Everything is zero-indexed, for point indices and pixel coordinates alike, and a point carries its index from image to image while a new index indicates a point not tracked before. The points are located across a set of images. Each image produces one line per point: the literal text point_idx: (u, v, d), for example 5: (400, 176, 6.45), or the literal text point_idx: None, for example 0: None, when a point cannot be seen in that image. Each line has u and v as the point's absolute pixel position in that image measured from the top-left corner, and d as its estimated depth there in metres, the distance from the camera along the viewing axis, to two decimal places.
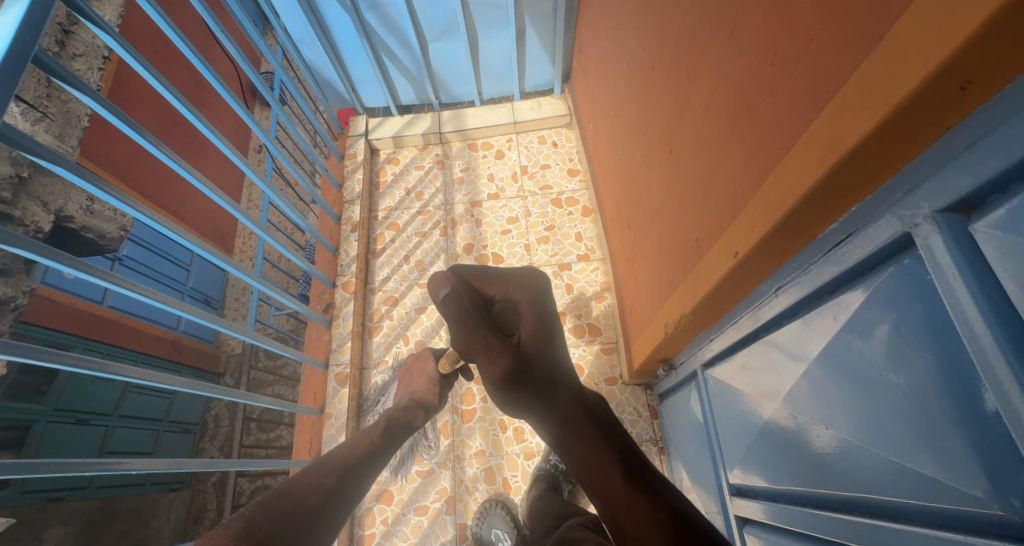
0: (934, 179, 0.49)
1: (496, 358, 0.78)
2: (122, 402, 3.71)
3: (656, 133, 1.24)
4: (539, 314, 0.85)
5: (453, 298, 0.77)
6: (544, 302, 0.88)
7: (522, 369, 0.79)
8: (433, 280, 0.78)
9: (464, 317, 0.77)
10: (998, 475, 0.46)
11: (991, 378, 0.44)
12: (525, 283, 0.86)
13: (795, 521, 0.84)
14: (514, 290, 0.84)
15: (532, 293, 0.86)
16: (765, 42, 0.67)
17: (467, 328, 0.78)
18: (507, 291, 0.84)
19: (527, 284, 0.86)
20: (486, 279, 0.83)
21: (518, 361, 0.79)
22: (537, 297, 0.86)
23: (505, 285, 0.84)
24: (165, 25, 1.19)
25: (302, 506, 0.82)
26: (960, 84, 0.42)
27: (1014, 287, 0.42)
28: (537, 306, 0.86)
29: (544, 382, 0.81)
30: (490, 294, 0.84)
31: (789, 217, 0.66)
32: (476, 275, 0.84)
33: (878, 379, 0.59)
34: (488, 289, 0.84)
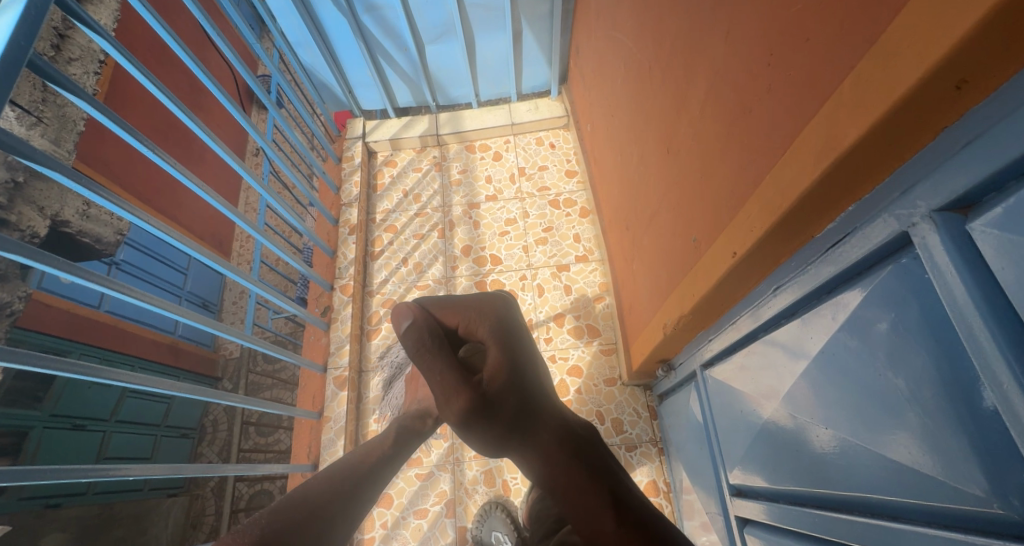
0: (930, 178, 0.50)
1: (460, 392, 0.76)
2: (119, 407, 3.70)
3: (653, 134, 1.24)
4: (507, 342, 0.81)
5: (415, 327, 0.76)
6: (511, 329, 0.84)
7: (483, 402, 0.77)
8: (397, 310, 0.77)
9: (425, 351, 0.76)
10: (998, 474, 0.46)
11: (990, 377, 0.44)
12: (490, 310, 0.83)
13: (795, 521, 0.83)
14: (477, 321, 0.82)
15: (497, 319, 0.82)
16: (761, 43, 0.67)
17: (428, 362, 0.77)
18: (470, 321, 0.81)
19: (489, 310, 0.83)
20: (449, 307, 0.82)
21: (478, 395, 0.76)
22: (501, 323, 0.83)
23: (470, 314, 0.82)
24: (161, 29, 1.19)
25: (319, 512, 0.83)
26: (956, 83, 0.43)
27: (1012, 286, 0.42)
28: (501, 334, 0.82)
29: (508, 415, 0.79)
30: (454, 324, 0.82)
31: (786, 218, 0.66)
32: (436, 305, 0.82)
33: (876, 379, 0.59)
34: (451, 319, 0.82)
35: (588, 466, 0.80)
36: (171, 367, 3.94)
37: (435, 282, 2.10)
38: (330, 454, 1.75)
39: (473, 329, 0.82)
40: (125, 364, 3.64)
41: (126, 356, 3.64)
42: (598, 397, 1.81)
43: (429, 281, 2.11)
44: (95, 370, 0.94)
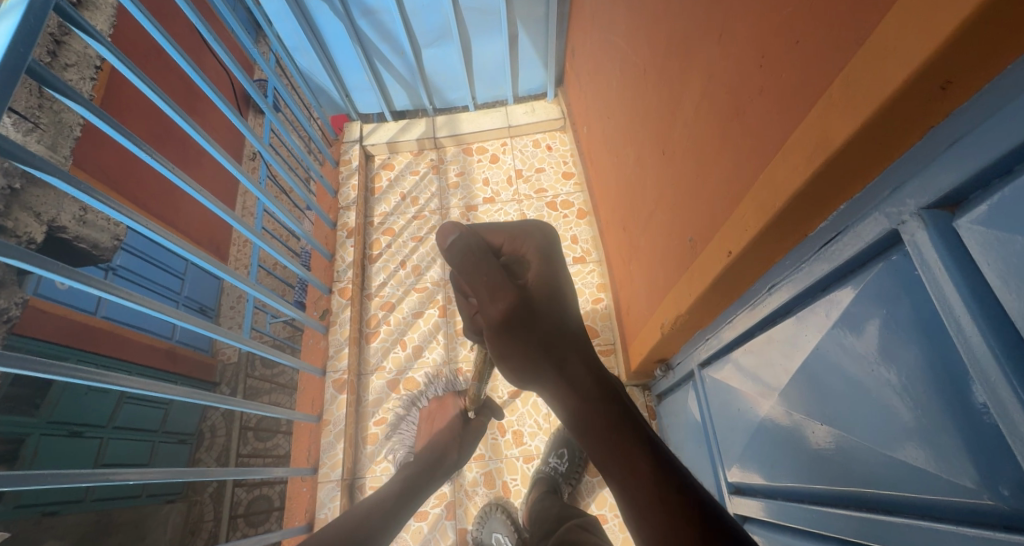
0: (918, 177, 0.51)
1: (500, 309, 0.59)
2: (117, 413, 3.69)
3: (648, 135, 1.25)
4: (555, 257, 0.68)
5: (461, 242, 0.62)
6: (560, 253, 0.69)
7: (528, 315, 0.61)
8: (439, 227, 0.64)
9: (471, 256, 0.61)
10: (988, 464, 0.46)
11: (978, 371, 0.45)
12: (538, 229, 0.69)
13: (793, 517, 0.84)
14: (521, 238, 0.68)
15: (546, 237, 0.69)
16: (752, 45, 0.69)
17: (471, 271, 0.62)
18: (517, 240, 0.68)
19: (538, 233, 0.68)
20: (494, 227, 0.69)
21: (526, 304, 0.60)
22: (549, 244, 0.68)
23: (516, 234, 0.68)
24: (157, 34, 1.19)
25: None
26: (941, 83, 0.44)
27: (998, 280, 0.43)
28: (549, 253, 0.67)
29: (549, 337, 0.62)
30: (497, 245, 0.69)
31: (781, 215, 0.67)
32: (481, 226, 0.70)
33: (870, 375, 0.60)
34: (495, 238, 0.69)
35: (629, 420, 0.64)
36: (168, 372, 3.94)
37: (433, 284, 2.11)
38: (329, 458, 1.76)
39: (518, 248, 0.68)
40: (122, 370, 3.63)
41: (123, 362, 3.63)
42: None
43: (428, 283, 2.11)
44: (94, 374, 0.94)
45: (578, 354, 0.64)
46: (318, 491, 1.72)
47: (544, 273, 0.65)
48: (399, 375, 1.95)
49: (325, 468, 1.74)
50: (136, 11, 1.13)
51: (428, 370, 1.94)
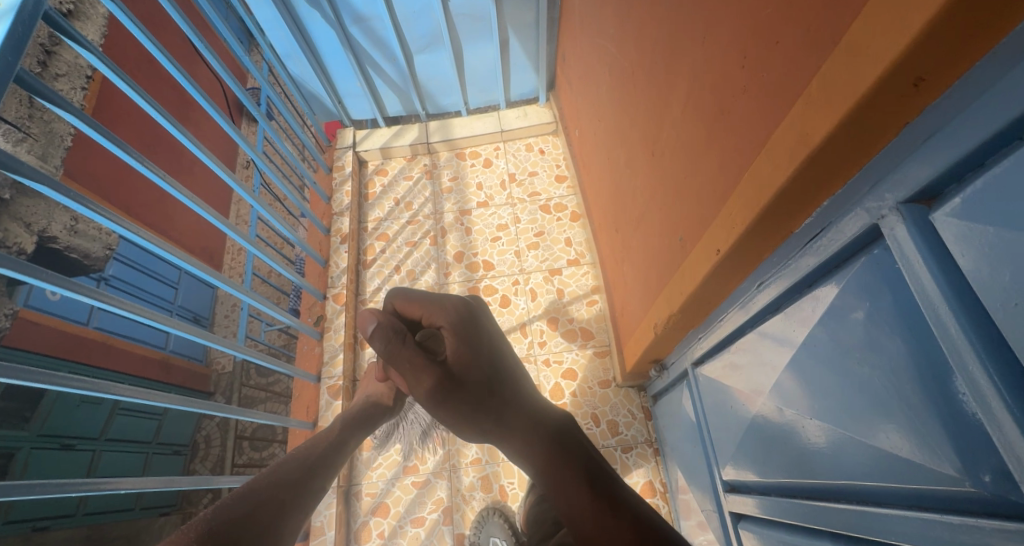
0: (897, 173, 0.52)
1: (424, 378, 0.84)
2: (109, 425, 3.66)
3: (638, 137, 1.26)
4: (465, 319, 0.86)
5: (379, 331, 0.88)
6: (475, 313, 0.88)
7: (453, 383, 0.83)
8: (362, 317, 0.90)
9: (391, 344, 0.87)
10: (969, 451, 0.47)
11: (958, 363, 0.46)
12: (448, 302, 0.88)
13: (786, 512, 0.85)
14: (437, 311, 0.88)
15: (456, 305, 0.88)
16: (734, 46, 0.70)
17: (398, 358, 0.87)
18: (430, 313, 0.89)
19: (446, 305, 0.88)
20: (410, 302, 0.91)
21: (443, 373, 0.83)
22: (456, 309, 0.87)
23: (430, 307, 0.89)
24: (149, 44, 1.20)
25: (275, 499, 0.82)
26: (913, 81, 0.45)
27: (974, 272, 0.44)
28: (458, 318, 0.86)
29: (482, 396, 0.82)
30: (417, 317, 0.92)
31: (766, 213, 0.68)
32: (402, 301, 0.92)
33: (856, 368, 0.60)
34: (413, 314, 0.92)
35: (564, 450, 0.76)
36: (162, 382, 3.91)
37: (428, 289, 2.10)
38: None
39: (433, 319, 0.89)
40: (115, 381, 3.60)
41: (116, 373, 3.60)
42: (594, 400, 1.82)
43: (423, 287, 2.11)
44: (87, 384, 0.94)
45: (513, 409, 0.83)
46: None
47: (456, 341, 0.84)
48: None
49: None
50: (125, 20, 1.13)
51: None
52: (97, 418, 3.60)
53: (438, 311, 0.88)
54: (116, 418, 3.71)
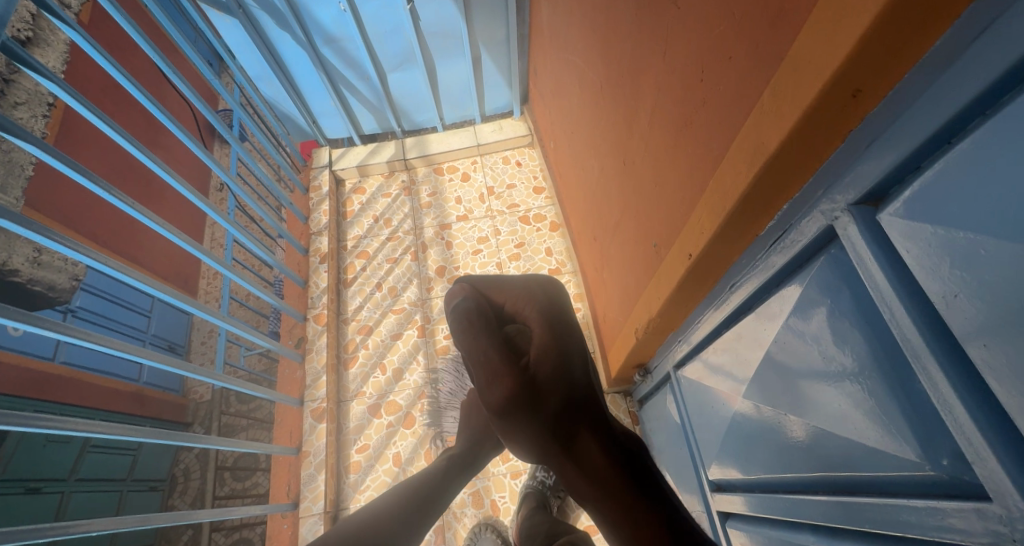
0: (849, 174, 0.54)
1: (499, 379, 0.62)
2: (79, 464, 3.52)
3: (610, 146, 1.30)
4: (564, 324, 0.71)
5: (461, 309, 0.70)
6: (557, 297, 0.76)
7: (533, 387, 0.62)
8: (448, 292, 0.75)
9: (466, 327, 0.68)
10: (923, 434, 0.49)
11: (908, 348, 0.47)
12: (534, 291, 0.74)
13: (770, 507, 0.85)
14: (530, 295, 0.74)
15: (544, 293, 0.75)
16: (692, 61, 0.73)
17: (467, 341, 0.67)
18: (518, 299, 0.74)
19: (535, 294, 0.74)
20: (497, 285, 0.76)
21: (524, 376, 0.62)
22: (552, 301, 0.74)
23: (517, 292, 0.74)
24: (115, 71, 1.19)
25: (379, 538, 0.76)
26: (851, 92, 0.48)
27: (917, 266, 0.46)
28: (550, 307, 0.73)
29: (560, 404, 0.62)
30: (500, 304, 0.75)
31: (732, 217, 0.71)
32: (487, 285, 0.78)
33: (824, 362, 0.62)
34: (499, 298, 0.76)
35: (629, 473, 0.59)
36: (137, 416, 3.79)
37: (411, 305, 2.10)
38: (311, 491, 1.71)
39: (519, 310, 0.74)
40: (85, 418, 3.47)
41: (86, 410, 3.48)
42: None
43: (405, 304, 2.11)
44: (53, 422, 0.91)
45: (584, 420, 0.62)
46: (300, 526, 1.68)
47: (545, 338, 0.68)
48: (380, 399, 1.93)
49: (307, 502, 1.70)
50: (91, 50, 1.13)
51: (410, 392, 1.92)
52: (67, 457, 3.45)
53: (534, 301, 0.73)
54: (86, 456, 3.57)
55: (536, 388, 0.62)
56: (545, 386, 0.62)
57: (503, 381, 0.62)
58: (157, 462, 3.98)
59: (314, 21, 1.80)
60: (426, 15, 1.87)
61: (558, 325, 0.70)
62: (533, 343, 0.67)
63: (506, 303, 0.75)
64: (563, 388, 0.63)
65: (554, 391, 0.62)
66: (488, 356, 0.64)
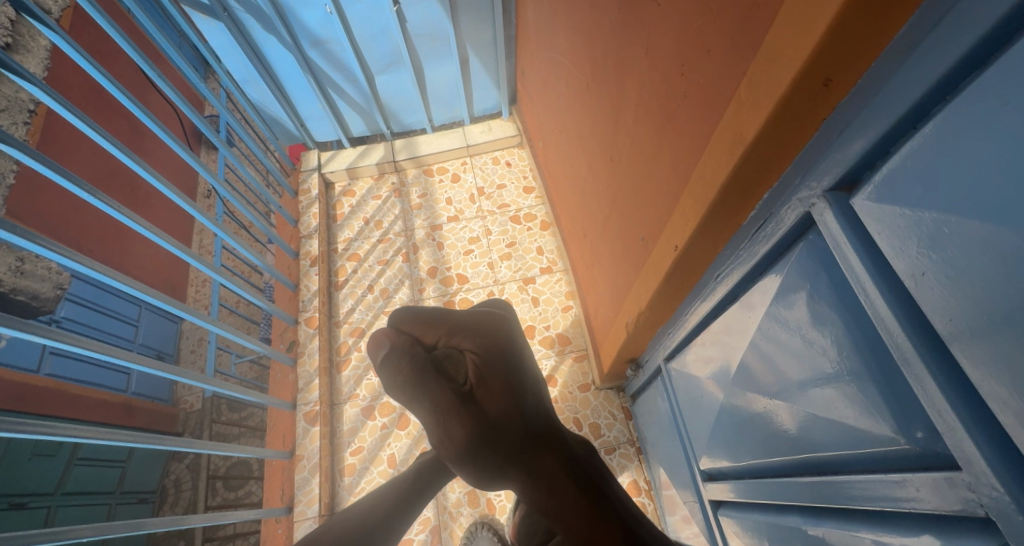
0: (824, 162, 0.56)
1: (452, 422, 0.74)
2: (66, 478, 3.46)
3: (597, 143, 1.31)
4: (501, 351, 0.81)
5: (392, 351, 0.78)
6: (492, 323, 0.85)
7: (482, 425, 0.74)
8: (374, 337, 0.79)
9: (410, 371, 0.76)
10: (898, 410, 0.50)
11: (882, 327, 0.49)
12: (469, 325, 0.82)
13: (759, 493, 0.87)
14: (461, 330, 0.81)
15: (476, 324, 0.83)
16: (673, 55, 0.75)
17: (414, 384, 0.76)
18: (451, 333, 0.81)
19: (471, 327, 0.82)
20: (429, 322, 0.82)
21: (474, 417, 0.74)
22: (486, 328, 0.83)
23: (452, 328, 0.81)
24: (99, 75, 1.18)
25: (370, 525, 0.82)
26: (823, 81, 0.50)
27: (888, 247, 0.48)
28: (485, 338, 0.81)
29: (506, 433, 0.74)
30: (430, 343, 0.82)
31: (714, 207, 0.73)
32: (421, 322, 0.83)
33: (804, 346, 0.64)
34: (430, 336, 0.82)
35: (572, 473, 0.71)
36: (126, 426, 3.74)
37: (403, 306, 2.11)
38: (305, 494, 1.71)
39: (455, 341, 0.81)
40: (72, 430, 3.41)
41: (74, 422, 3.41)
42: (575, 404, 1.84)
43: (397, 305, 2.11)
44: (37, 428, 0.89)
45: (532, 443, 0.75)
46: (294, 530, 1.67)
47: (483, 371, 0.77)
48: (374, 401, 1.93)
49: (301, 506, 1.69)
50: (74, 53, 1.12)
51: None
52: (54, 471, 3.39)
53: (469, 335, 0.81)
54: (74, 469, 3.51)
55: (487, 426, 0.74)
56: (497, 423, 0.75)
57: (456, 424, 0.74)
58: (148, 473, 3.92)
59: (300, 23, 1.80)
60: (413, 16, 1.88)
61: (495, 355, 0.79)
62: (471, 376, 0.77)
63: (438, 341, 0.81)
64: (507, 422, 0.75)
65: (502, 427, 0.75)
66: (441, 401, 0.74)
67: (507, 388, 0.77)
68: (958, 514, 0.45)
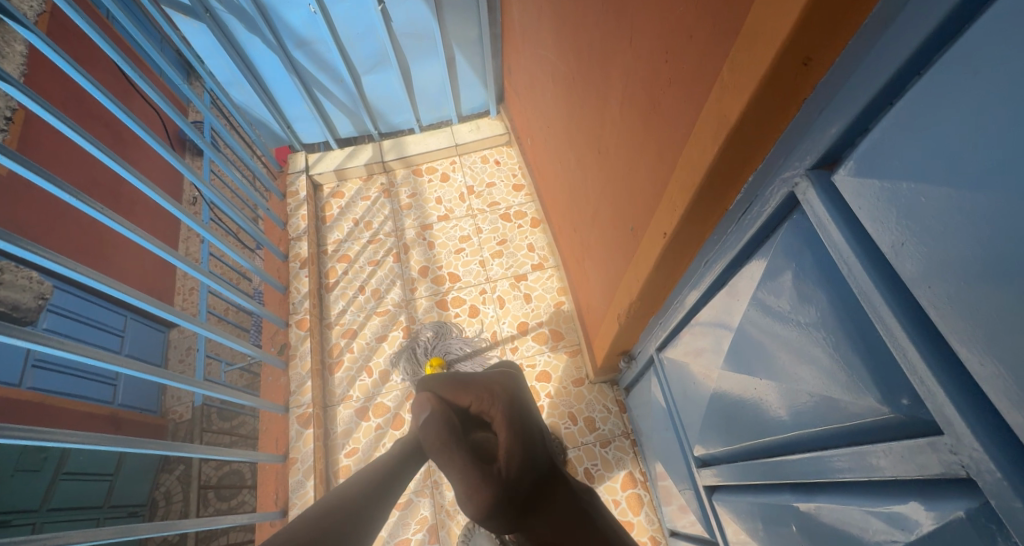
0: (806, 142, 0.57)
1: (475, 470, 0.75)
2: (50, 494, 3.35)
3: (584, 137, 1.32)
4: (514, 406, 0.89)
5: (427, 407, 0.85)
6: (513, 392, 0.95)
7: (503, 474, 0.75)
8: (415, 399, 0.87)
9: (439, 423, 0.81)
10: (883, 380, 0.51)
11: (865, 299, 0.50)
12: (496, 389, 0.92)
13: (751, 475, 0.87)
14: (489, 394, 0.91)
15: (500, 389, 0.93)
16: (657, 44, 0.76)
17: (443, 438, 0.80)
18: (480, 398, 0.90)
19: (497, 391, 0.92)
20: (461, 387, 0.93)
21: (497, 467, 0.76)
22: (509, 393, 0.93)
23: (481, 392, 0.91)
24: (80, 77, 1.17)
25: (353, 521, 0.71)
26: (802, 60, 0.51)
27: (870, 220, 0.49)
28: (509, 400, 0.91)
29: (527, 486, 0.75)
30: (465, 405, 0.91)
31: (701, 191, 0.74)
32: (452, 387, 0.93)
33: (792, 325, 0.65)
34: (463, 400, 0.91)
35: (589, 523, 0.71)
36: None
37: (395, 306, 2.10)
38: (300, 497, 1.69)
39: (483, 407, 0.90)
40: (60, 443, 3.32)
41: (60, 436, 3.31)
42: (569, 399, 1.85)
43: (389, 305, 2.11)
44: (23, 433, 0.88)
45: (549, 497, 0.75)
46: None
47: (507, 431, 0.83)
48: (368, 402, 1.92)
49: (296, 509, 1.68)
50: (52, 55, 1.10)
51: (397, 393, 1.92)
52: (38, 487, 3.28)
53: (490, 396, 0.90)
54: (58, 485, 3.41)
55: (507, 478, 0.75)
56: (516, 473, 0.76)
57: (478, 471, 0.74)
58: (136, 486, 3.85)
59: (284, 24, 1.79)
60: (398, 16, 1.88)
61: (515, 409, 0.89)
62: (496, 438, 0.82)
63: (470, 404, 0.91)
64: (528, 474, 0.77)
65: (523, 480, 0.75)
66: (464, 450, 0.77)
67: (524, 439, 0.82)
68: (941, 478, 0.46)
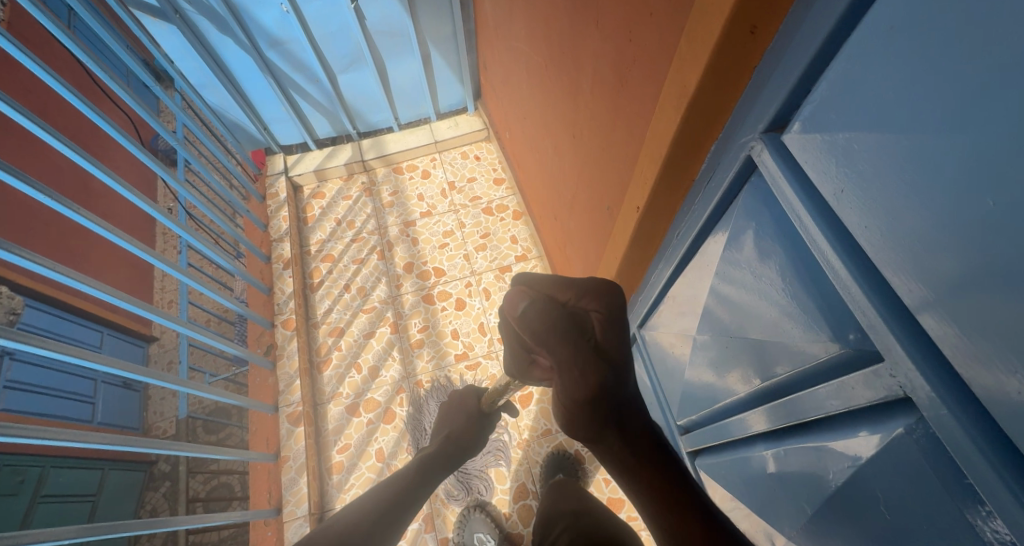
0: (756, 109, 0.62)
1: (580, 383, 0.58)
2: (30, 518, 3.06)
3: (559, 122, 1.36)
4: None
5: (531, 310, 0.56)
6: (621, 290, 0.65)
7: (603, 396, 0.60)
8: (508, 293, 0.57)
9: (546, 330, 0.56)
10: (834, 322, 0.56)
11: (815, 246, 0.55)
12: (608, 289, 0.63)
13: (726, 432, 0.91)
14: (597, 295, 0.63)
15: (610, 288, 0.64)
16: (621, 24, 0.80)
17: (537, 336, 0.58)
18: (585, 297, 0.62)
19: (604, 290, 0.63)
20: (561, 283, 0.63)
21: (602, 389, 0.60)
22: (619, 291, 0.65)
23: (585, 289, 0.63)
24: (46, 76, 1.16)
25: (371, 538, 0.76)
26: (749, 28, 0.57)
27: (816, 173, 0.54)
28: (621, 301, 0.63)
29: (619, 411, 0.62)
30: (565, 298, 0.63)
31: (668, 162, 0.78)
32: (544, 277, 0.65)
33: (755, 280, 0.70)
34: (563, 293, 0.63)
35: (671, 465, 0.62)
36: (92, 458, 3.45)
37: (381, 303, 2.11)
38: (293, 494, 1.70)
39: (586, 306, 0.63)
40: (34, 465, 3.10)
41: (32, 458, 3.09)
42: None
43: (375, 302, 2.12)
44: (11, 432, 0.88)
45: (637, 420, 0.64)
46: (285, 531, 1.66)
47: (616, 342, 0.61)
48: (358, 398, 1.93)
49: (290, 505, 1.68)
50: (17, 54, 1.09)
51: (387, 388, 1.94)
52: (15, 512, 2.99)
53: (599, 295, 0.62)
54: (38, 508, 3.11)
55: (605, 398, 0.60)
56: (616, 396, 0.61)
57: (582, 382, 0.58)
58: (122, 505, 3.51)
59: (256, 24, 1.79)
60: (372, 14, 1.90)
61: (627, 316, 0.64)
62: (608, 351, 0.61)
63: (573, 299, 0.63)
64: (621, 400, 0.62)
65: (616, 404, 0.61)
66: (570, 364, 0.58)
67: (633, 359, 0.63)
68: (884, 401, 0.50)
